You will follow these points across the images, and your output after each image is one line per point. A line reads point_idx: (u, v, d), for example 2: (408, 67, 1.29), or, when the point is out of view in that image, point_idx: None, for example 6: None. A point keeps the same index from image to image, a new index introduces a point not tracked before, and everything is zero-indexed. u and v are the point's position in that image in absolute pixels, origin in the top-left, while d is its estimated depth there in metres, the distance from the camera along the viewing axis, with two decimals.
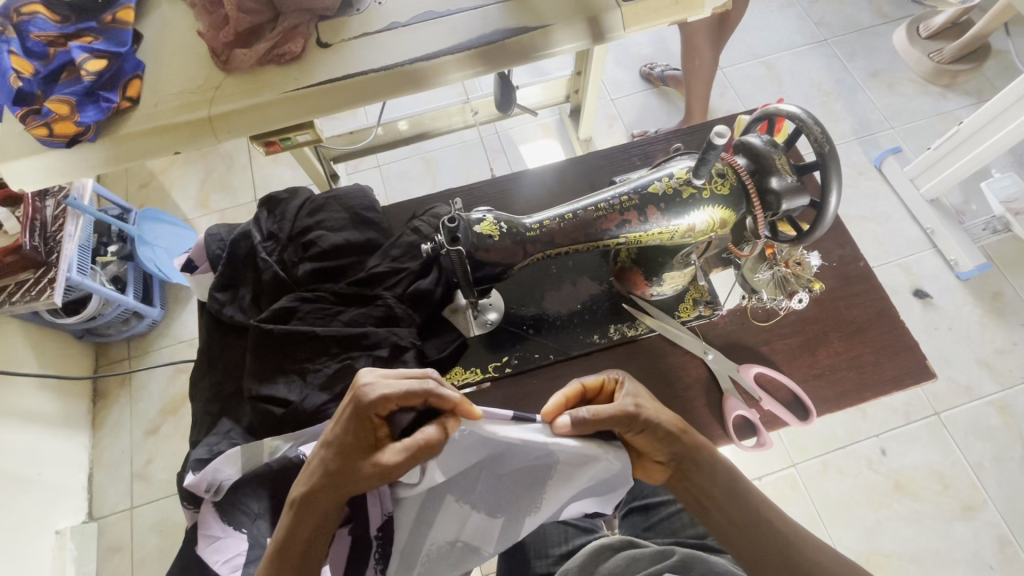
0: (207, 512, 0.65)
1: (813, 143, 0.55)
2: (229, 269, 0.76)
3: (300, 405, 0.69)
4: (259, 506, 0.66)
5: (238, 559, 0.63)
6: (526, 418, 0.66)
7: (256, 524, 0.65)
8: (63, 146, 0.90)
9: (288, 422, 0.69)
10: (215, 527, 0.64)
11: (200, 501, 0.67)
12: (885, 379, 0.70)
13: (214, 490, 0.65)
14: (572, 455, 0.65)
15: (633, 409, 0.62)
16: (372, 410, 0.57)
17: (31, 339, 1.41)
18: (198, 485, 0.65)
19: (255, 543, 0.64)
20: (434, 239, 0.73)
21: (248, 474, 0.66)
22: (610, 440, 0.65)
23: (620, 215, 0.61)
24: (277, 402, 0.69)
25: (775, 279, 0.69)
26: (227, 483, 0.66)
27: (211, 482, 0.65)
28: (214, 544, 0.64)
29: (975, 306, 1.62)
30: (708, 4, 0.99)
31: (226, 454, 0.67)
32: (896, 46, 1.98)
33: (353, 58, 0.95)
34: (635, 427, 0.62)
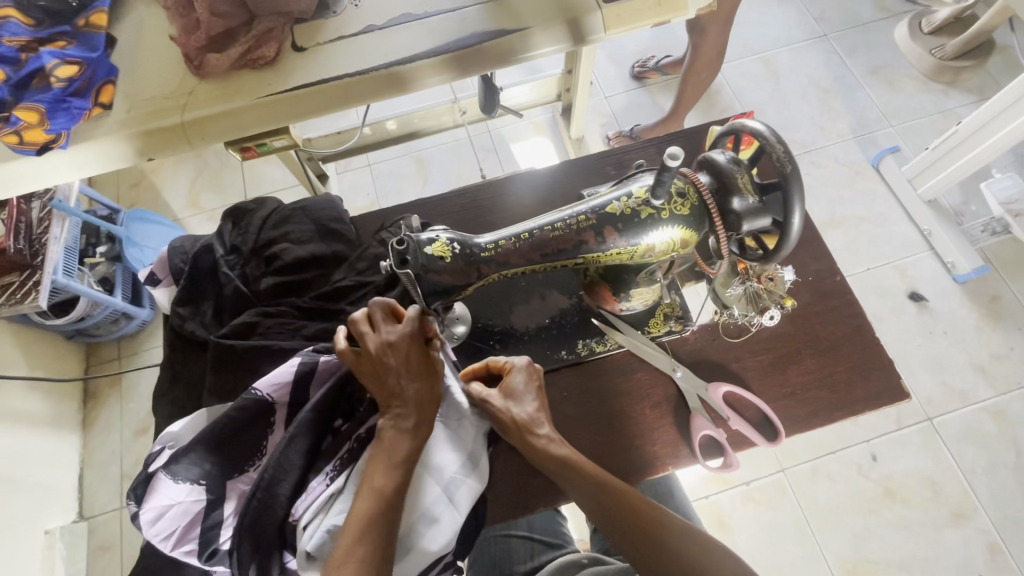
0: (154, 486, 0.59)
1: (774, 162, 0.52)
2: (191, 285, 0.75)
3: (261, 415, 0.64)
4: (226, 513, 0.62)
5: (173, 527, 0.59)
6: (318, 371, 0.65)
7: (210, 531, 0.60)
8: (33, 154, 0.88)
9: (249, 436, 0.64)
10: (164, 496, 0.59)
11: (151, 477, 0.60)
12: (857, 400, 0.68)
13: (166, 477, 0.60)
14: (521, 495, 0.69)
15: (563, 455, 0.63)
16: (401, 334, 0.62)
17: (20, 341, 1.42)
18: (156, 453, 0.62)
19: (206, 545, 0.60)
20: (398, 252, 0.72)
21: (207, 480, 0.61)
22: (550, 498, 0.69)
23: (578, 235, 0.59)
24: (232, 408, 0.63)
25: (747, 294, 0.66)
26: (181, 482, 0.60)
27: (165, 462, 0.60)
28: (157, 509, 0.58)
29: (973, 310, 1.59)
30: (692, 5, 0.97)
31: (189, 421, 0.64)
32: (898, 42, 1.94)
33: (329, 61, 0.93)
34: (568, 472, 0.62)
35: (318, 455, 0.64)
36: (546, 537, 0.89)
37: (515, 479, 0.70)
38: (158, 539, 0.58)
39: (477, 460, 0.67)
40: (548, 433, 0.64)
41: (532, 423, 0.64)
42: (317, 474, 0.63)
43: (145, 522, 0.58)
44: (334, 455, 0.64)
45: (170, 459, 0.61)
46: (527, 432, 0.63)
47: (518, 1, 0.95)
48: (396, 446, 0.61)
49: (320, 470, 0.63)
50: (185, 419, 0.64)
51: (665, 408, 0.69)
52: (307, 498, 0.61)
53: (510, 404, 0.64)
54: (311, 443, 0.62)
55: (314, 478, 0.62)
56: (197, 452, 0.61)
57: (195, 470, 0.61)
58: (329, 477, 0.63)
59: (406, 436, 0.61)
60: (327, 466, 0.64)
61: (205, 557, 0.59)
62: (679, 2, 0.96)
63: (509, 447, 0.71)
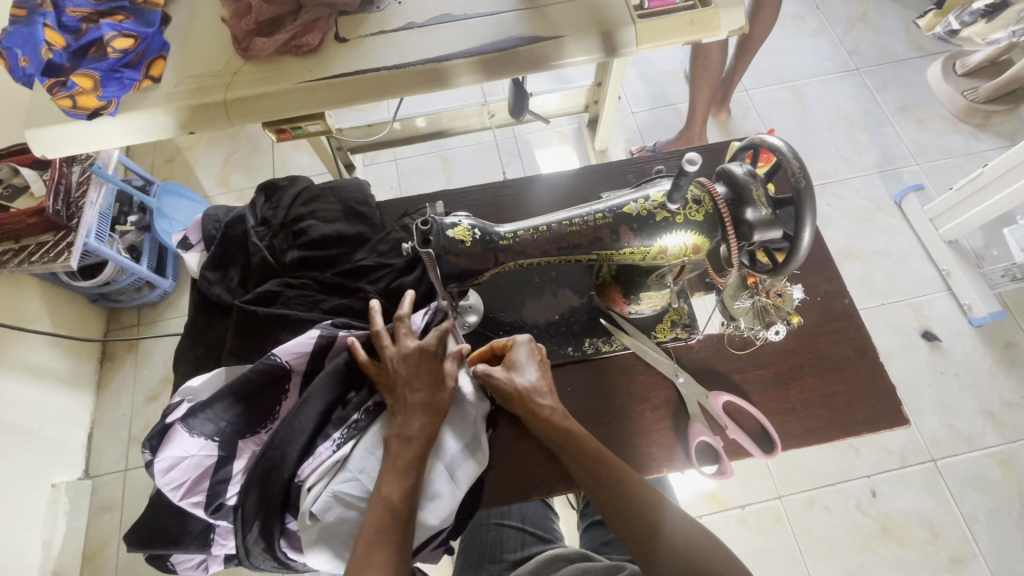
0: (170, 437, 0.62)
1: (789, 178, 0.53)
2: (222, 251, 0.79)
3: (278, 378, 0.67)
4: (234, 470, 0.64)
5: (185, 478, 0.62)
6: (329, 346, 0.68)
7: (217, 486, 0.62)
8: (84, 118, 0.93)
9: (264, 397, 0.67)
10: (180, 447, 0.62)
11: (168, 428, 0.64)
12: (857, 422, 0.68)
13: (182, 430, 0.63)
14: (517, 483, 0.71)
15: (566, 433, 0.65)
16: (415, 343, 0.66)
17: (47, 298, 1.48)
18: (175, 405, 0.66)
19: (212, 500, 0.62)
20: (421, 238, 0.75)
21: (220, 437, 0.64)
22: (545, 488, 0.70)
23: (594, 231, 0.61)
24: (252, 368, 0.66)
25: (755, 308, 0.68)
26: (196, 436, 0.63)
27: (184, 415, 0.63)
28: (174, 460, 0.61)
29: (986, 354, 1.57)
30: (725, 26, 0.99)
31: (209, 379, 0.68)
32: (930, 81, 1.95)
33: (368, 53, 0.97)
34: (570, 450, 0.64)
35: (327, 422, 0.66)
36: (537, 531, 0.91)
37: (511, 466, 0.71)
38: (171, 487, 0.61)
39: (479, 445, 0.69)
40: (550, 403, 0.66)
41: (534, 392, 0.66)
42: (325, 439, 0.65)
43: (158, 471, 0.61)
44: (343, 422, 0.66)
45: (187, 413, 0.64)
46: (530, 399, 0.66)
47: (555, 10, 0.99)
48: (405, 451, 0.62)
49: (328, 436, 0.65)
50: (205, 376, 0.68)
51: (666, 407, 0.71)
52: (314, 461, 0.64)
53: (513, 376, 0.67)
54: (323, 408, 0.65)
55: (322, 443, 0.64)
56: (215, 408, 0.64)
57: (210, 426, 0.63)
58: (336, 443, 0.65)
59: (420, 441, 0.63)
60: (334, 433, 0.65)
61: (211, 510, 0.62)
62: (712, 23, 0.98)
63: (509, 435, 0.72)
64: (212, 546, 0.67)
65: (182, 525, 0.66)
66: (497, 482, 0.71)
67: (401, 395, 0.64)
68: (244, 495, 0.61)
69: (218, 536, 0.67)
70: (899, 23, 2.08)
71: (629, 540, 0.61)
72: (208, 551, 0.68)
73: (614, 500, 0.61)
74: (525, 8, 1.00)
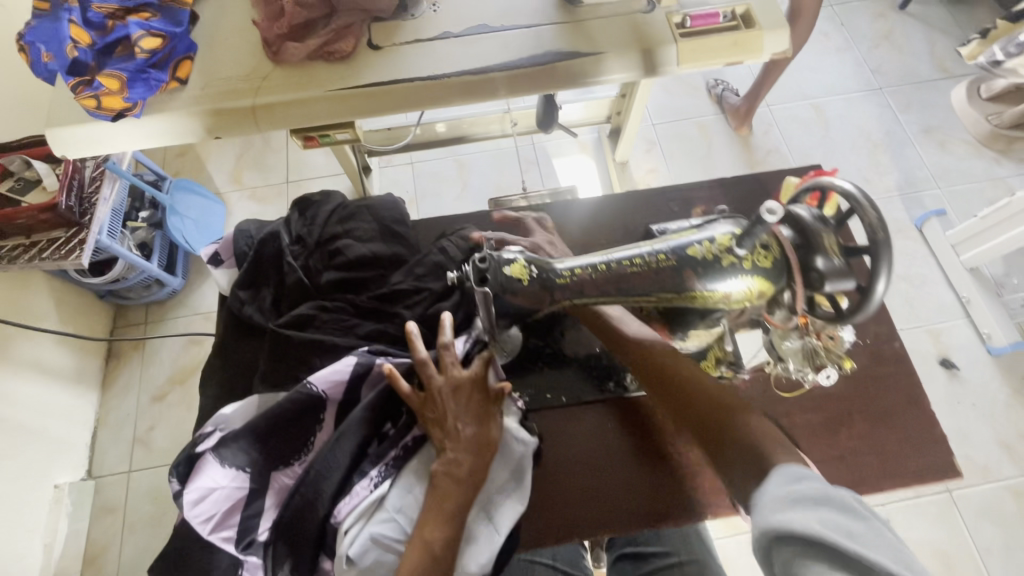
0: (201, 467, 0.64)
1: (865, 228, 0.50)
2: (254, 269, 0.78)
3: (312, 408, 0.66)
4: (266, 503, 0.65)
5: (215, 511, 0.63)
6: (369, 376, 0.67)
7: (249, 521, 0.64)
8: (108, 119, 0.90)
9: (297, 429, 0.67)
10: (212, 478, 0.63)
11: (199, 456, 0.65)
12: (907, 473, 0.67)
13: (214, 460, 0.64)
14: (580, 517, 0.70)
15: (649, 350, 0.69)
16: (464, 374, 0.65)
17: (55, 294, 1.45)
18: (206, 435, 0.67)
19: (244, 534, 0.63)
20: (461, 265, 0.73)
21: (250, 468, 0.65)
22: (605, 523, 0.70)
23: (654, 272, 0.59)
24: (285, 399, 0.66)
25: (804, 349, 0.65)
26: (227, 468, 0.64)
27: (215, 445, 0.65)
28: (206, 491, 0.63)
29: (1004, 384, 1.56)
30: (768, 48, 0.97)
31: (241, 407, 0.68)
32: (954, 104, 1.93)
33: (402, 62, 0.94)
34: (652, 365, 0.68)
35: (363, 458, 0.65)
36: (568, 569, 0.89)
37: (572, 498, 0.71)
38: (200, 518, 0.62)
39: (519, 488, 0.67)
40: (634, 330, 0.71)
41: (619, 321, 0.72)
42: (362, 477, 0.64)
43: (188, 502, 0.62)
44: (380, 459, 0.65)
45: (219, 443, 0.65)
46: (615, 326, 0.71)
47: (594, 25, 0.96)
48: (454, 491, 0.61)
49: (365, 474, 0.64)
50: (237, 404, 0.68)
51: (705, 457, 0.70)
52: (351, 501, 0.62)
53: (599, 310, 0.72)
54: (358, 443, 0.64)
55: (359, 482, 0.63)
56: (245, 439, 0.65)
57: (241, 458, 0.65)
58: (372, 482, 0.64)
59: (467, 483, 0.61)
60: (371, 471, 0.64)
61: (241, 546, 0.63)
62: (755, 44, 0.96)
63: (572, 462, 0.72)
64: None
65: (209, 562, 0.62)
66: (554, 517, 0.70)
67: (451, 429, 0.63)
68: (277, 532, 0.62)
69: None
70: (923, 43, 2.07)
71: (705, 426, 0.63)
72: None
73: (683, 410, 0.64)
74: (563, 20, 0.97)
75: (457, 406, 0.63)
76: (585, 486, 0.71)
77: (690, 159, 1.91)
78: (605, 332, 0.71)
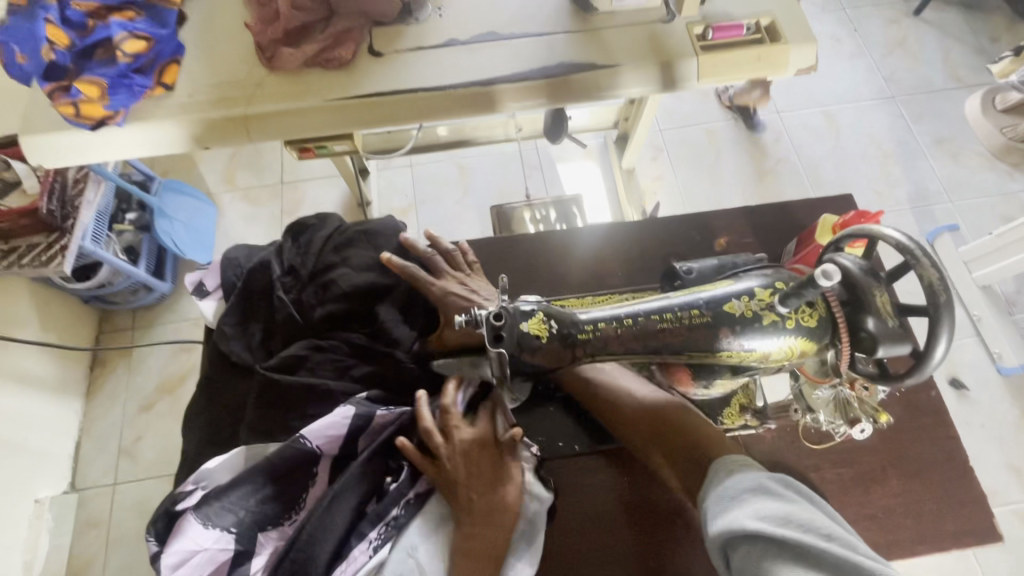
0: (181, 529, 0.61)
1: (926, 288, 0.46)
2: (242, 302, 0.76)
3: (305, 463, 0.66)
4: (253, 568, 0.61)
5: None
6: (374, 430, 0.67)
7: None
8: (88, 128, 0.84)
9: (290, 486, 0.65)
10: (195, 539, 0.60)
11: (181, 516, 0.63)
12: (944, 532, 0.63)
13: (196, 520, 0.61)
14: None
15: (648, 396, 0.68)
16: (471, 436, 0.65)
17: (38, 300, 1.39)
18: (189, 492, 0.64)
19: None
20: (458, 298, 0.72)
21: (235, 528, 0.62)
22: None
23: (688, 328, 0.55)
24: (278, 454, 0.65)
25: (836, 400, 0.61)
26: (211, 528, 0.62)
27: (197, 504, 0.63)
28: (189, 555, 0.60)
29: (1014, 406, 1.53)
30: (793, 64, 0.91)
31: (225, 460, 0.66)
32: (968, 115, 1.88)
33: (405, 71, 0.89)
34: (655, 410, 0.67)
35: (361, 518, 0.64)
36: None
37: (602, 558, 0.69)
38: None
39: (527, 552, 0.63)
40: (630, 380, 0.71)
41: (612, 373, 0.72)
42: (360, 540, 0.62)
43: (168, 568, 0.59)
44: (380, 520, 0.64)
45: (201, 502, 0.63)
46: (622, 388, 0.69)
47: (610, 34, 0.91)
48: (473, 567, 0.59)
49: (364, 536, 0.62)
50: (221, 457, 0.66)
51: None
52: (349, 567, 0.61)
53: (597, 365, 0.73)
54: (357, 501, 0.63)
55: (357, 546, 0.62)
56: (230, 498, 0.63)
57: (227, 517, 0.62)
58: (372, 546, 0.62)
59: (486, 557, 0.60)
60: (371, 533, 0.63)
61: None
62: (780, 59, 0.91)
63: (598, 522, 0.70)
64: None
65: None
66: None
67: (467, 496, 0.62)
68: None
69: None
70: (937, 51, 2.02)
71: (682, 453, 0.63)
72: None
73: (668, 437, 0.64)
74: (577, 28, 0.91)
75: (468, 472, 0.63)
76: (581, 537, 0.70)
77: (698, 166, 1.86)
78: (604, 392, 0.70)
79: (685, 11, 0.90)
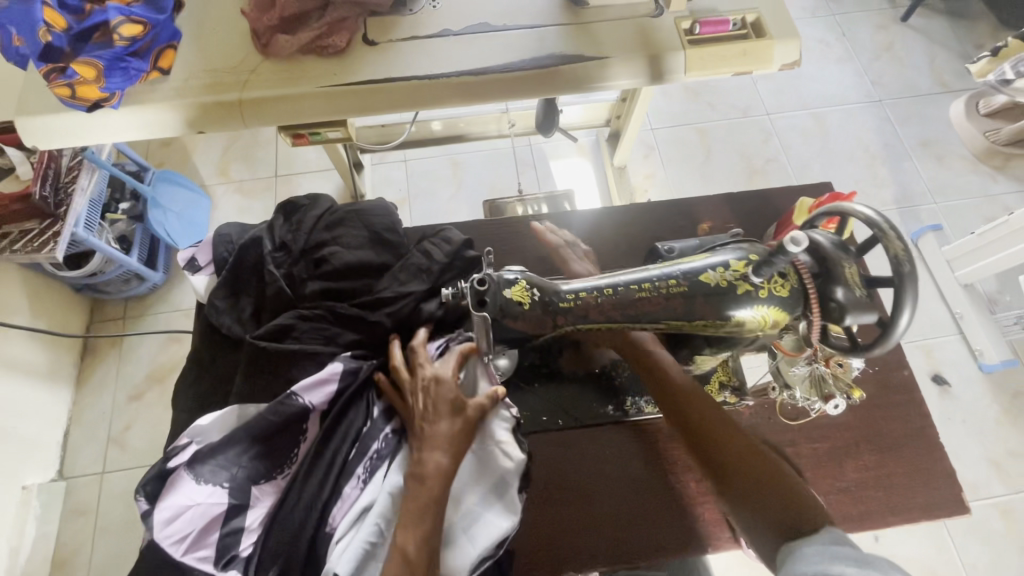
0: (176, 485, 0.64)
1: (891, 258, 0.50)
2: (233, 277, 0.77)
3: (297, 419, 0.68)
4: (246, 521, 0.65)
5: (190, 529, 0.62)
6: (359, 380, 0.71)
7: (228, 539, 0.63)
8: (83, 109, 0.85)
9: (282, 441, 0.68)
10: (189, 495, 0.63)
11: (174, 473, 0.65)
12: (915, 506, 0.66)
13: (190, 476, 0.64)
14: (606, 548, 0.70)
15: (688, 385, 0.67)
16: (432, 372, 0.66)
17: (29, 288, 1.39)
18: (182, 446, 0.66)
19: (222, 554, 0.63)
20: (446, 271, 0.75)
21: (228, 483, 0.65)
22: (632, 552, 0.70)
23: (664, 298, 0.59)
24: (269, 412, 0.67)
25: (811, 376, 0.64)
26: (204, 484, 0.64)
27: (191, 461, 0.65)
28: (182, 510, 0.62)
29: (994, 402, 1.56)
30: (778, 59, 0.94)
31: (217, 418, 0.68)
32: (952, 118, 1.93)
33: (399, 60, 0.90)
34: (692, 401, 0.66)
35: (349, 463, 0.67)
36: None
37: (595, 527, 0.71)
38: (176, 536, 0.62)
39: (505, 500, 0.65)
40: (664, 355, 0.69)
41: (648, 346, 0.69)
42: (350, 480, 0.66)
43: (161, 522, 0.62)
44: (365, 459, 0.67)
45: (196, 459, 0.66)
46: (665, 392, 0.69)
47: (600, 27, 0.93)
48: (419, 494, 0.59)
49: (352, 475, 0.66)
50: (214, 415, 0.68)
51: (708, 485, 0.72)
52: (343, 505, 0.65)
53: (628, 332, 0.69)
54: (348, 446, 0.68)
55: (348, 484, 0.66)
56: (222, 455, 0.66)
57: (221, 473, 0.65)
58: (361, 481, 0.66)
59: (435, 481, 0.60)
60: (358, 470, 0.66)
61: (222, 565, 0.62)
62: (765, 55, 0.93)
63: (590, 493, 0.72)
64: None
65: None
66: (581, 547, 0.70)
67: (421, 428, 0.63)
68: (263, 545, 0.63)
69: None
70: (923, 56, 2.06)
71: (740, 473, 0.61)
72: None
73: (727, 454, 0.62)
74: (567, 21, 0.93)
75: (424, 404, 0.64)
76: (619, 528, 0.71)
77: (689, 165, 1.88)
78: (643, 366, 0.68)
79: (673, 6, 0.92)
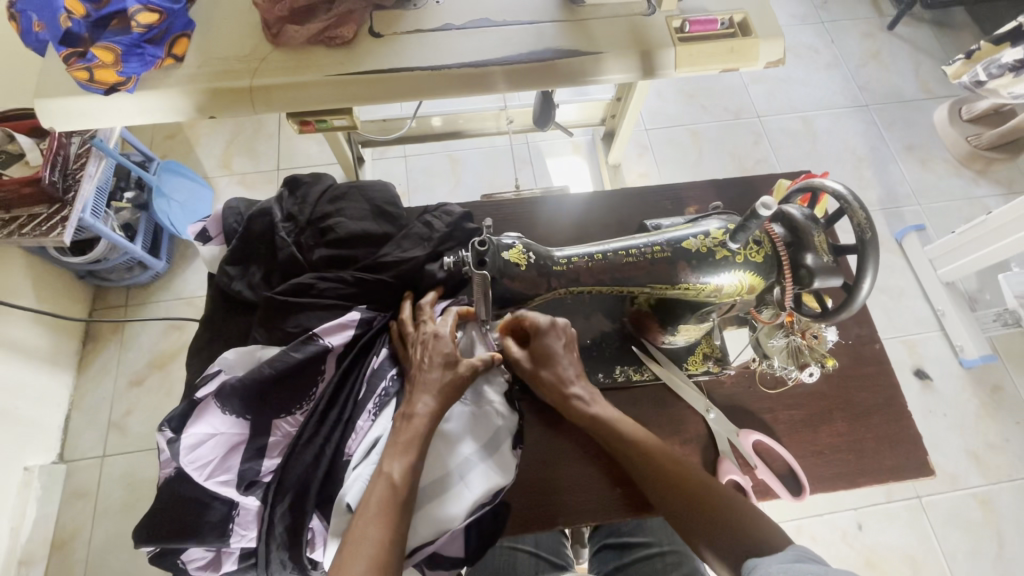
0: (200, 414, 0.69)
1: (855, 227, 0.56)
2: (243, 245, 0.82)
3: (315, 360, 0.73)
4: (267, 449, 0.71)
5: (213, 455, 0.68)
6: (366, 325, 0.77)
7: (249, 465, 0.69)
8: (100, 92, 0.89)
9: (301, 381, 0.73)
10: (213, 423, 0.69)
11: (198, 402, 0.70)
12: (883, 469, 0.73)
13: (215, 407, 0.69)
14: (608, 511, 0.74)
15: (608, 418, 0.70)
16: (433, 327, 0.72)
17: (34, 273, 1.41)
18: (211, 378, 0.72)
19: (243, 478, 0.69)
20: (448, 238, 0.80)
21: (250, 415, 0.70)
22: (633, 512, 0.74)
23: (649, 263, 0.65)
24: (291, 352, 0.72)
25: (789, 348, 0.70)
26: (227, 415, 0.69)
27: (216, 392, 0.70)
28: (207, 438, 0.68)
29: (974, 396, 1.61)
30: (763, 57, 0.99)
31: (241, 355, 0.73)
32: (936, 123, 1.99)
33: (403, 52, 0.95)
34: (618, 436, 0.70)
35: (361, 400, 0.73)
36: (552, 558, 0.90)
37: (597, 492, 0.75)
38: (199, 459, 0.67)
39: (499, 456, 0.71)
40: (580, 389, 0.72)
41: (565, 381, 0.72)
42: (362, 414, 0.72)
43: (184, 447, 0.67)
44: (375, 394, 0.74)
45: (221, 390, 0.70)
46: (583, 405, 0.72)
47: (594, 25, 0.97)
48: (406, 429, 0.65)
49: (365, 410, 0.72)
50: (238, 351, 0.73)
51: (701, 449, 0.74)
52: (357, 436, 0.71)
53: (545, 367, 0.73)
54: (358, 384, 0.74)
55: (361, 418, 0.72)
56: (246, 390, 0.70)
57: (242, 407, 0.70)
58: (372, 415, 0.72)
59: (422, 419, 0.66)
60: (369, 405, 0.73)
61: (242, 487, 0.68)
62: (751, 53, 0.98)
63: (589, 457, 0.76)
64: (230, 536, 0.66)
65: (201, 515, 0.66)
66: (583, 511, 0.74)
67: (418, 372, 0.69)
68: (282, 470, 0.68)
69: (239, 526, 0.67)
70: (909, 63, 2.13)
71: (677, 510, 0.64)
72: (226, 544, 0.66)
73: (661, 484, 0.66)
74: (564, 19, 0.98)
75: (421, 354, 0.71)
76: (612, 489, 0.75)
77: (681, 165, 1.94)
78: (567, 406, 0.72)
79: (664, 6, 0.97)
